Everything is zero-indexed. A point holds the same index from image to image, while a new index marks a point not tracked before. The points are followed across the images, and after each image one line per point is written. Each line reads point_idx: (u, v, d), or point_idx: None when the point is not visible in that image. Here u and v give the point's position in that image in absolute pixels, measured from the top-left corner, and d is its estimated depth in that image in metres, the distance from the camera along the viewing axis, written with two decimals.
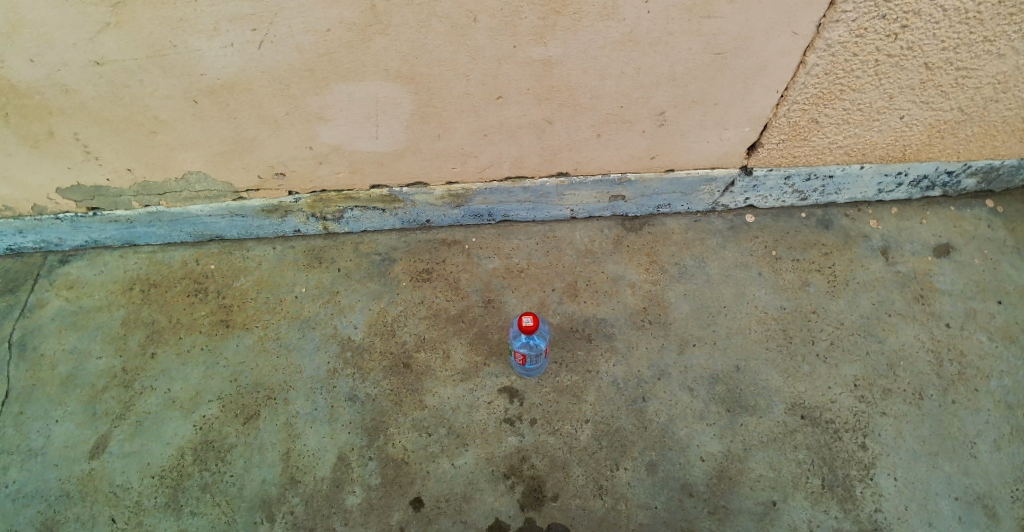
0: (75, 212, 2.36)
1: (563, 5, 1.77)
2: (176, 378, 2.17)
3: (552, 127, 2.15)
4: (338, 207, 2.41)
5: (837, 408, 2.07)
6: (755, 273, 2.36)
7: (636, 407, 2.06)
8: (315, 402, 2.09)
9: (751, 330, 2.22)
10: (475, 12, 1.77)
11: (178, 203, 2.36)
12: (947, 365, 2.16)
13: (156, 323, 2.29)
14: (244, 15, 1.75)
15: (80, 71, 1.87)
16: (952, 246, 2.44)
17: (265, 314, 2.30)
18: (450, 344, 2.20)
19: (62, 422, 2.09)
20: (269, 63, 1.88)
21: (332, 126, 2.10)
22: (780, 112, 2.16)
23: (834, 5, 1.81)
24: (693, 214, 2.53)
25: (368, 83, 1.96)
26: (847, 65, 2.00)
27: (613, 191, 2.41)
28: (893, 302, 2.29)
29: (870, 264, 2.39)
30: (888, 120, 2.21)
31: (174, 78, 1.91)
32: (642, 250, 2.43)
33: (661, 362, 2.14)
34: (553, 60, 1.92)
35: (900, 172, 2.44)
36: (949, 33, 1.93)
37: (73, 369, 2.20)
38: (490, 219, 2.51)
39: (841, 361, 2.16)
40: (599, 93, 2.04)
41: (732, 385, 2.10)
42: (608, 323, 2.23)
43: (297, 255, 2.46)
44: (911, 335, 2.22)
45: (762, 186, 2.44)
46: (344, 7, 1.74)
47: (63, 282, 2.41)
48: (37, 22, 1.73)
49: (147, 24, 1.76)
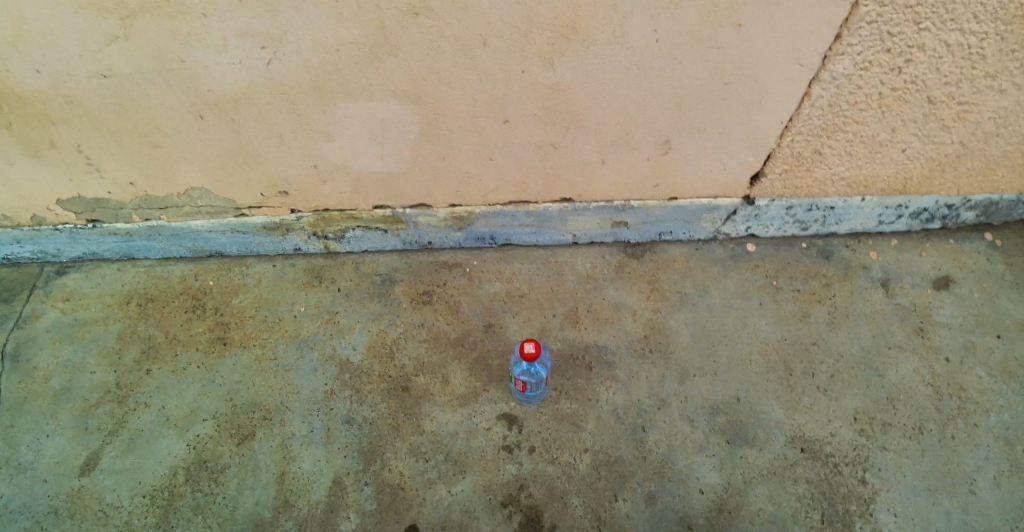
0: (74, 224, 2.35)
1: (572, 30, 1.79)
2: (171, 394, 2.15)
3: (556, 153, 2.16)
4: (340, 226, 2.40)
5: (837, 442, 2.06)
6: (756, 303, 2.35)
7: (636, 437, 2.04)
8: (312, 424, 2.07)
9: (751, 360, 2.21)
10: (485, 36, 1.79)
11: (179, 218, 2.35)
12: (946, 399, 2.15)
13: (152, 339, 2.27)
14: (254, 31, 1.76)
15: (86, 83, 1.87)
16: (952, 279, 2.45)
17: (264, 333, 2.28)
18: (449, 369, 2.18)
19: (53, 436, 2.06)
20: (276, 80, 1.89)
21: (337, 146, 2.10)
22: (784, 143, 2.17)
23: (839, 38, 1.84)
24: (695, 242, 2.54)
25: (375, 103, 1.97)
26: (852, 97, 2.02)
27: (615, 217, 2.42)
28: (893, 335, 2.29)
29: (870, 295, 2.39)
30: (890, 153, 2.23)
31: (181, 93, 1.91)
32: (644, 277, 2.43)
33: (661, 391, 2.13)
34: (560, 86, 1.94)
35: (901, 204, 2.46)
36: (952, 69, 1.95)
37: (66, 382, 2.17)
38: (492, 243, 2.51)
39: (841, 393, 2.16)
40: (604, 120, 2.05)
41: (732, 417, 2.09)
42: (609, 350, 2.22)
43: (297, 274, 2.45)
44: (911, 369, 2.22)
45: (764, 215, 2.45)
46: (354, 27, 1.76)
47: (59, 293, 2.39)
48: (45, 32, 1.74)
49: (156, 38, 1.77)
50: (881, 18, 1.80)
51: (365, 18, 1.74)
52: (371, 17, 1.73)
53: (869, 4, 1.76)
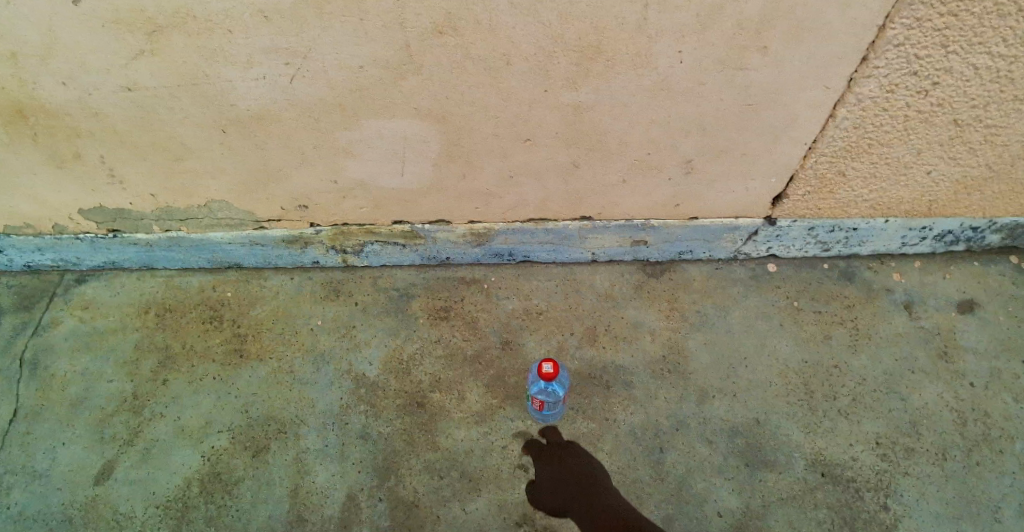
0: (96, 234, 2.37)
1: (597, 52, 1.79)
2: (187, 405, 2.15)
3: (577, 171, 2.15)
4: (359, 241, 2.40)
5: (858, 466, 2.01)
6: (776, 324, 2.32)
7: (653, 458, 2.01)
8: (327, 439, 2.06)
9: (772, 383, 2.18)
10: (509, 56, 1.79)
11: (199, 230, 2.36)
12: (971, 425, 2.10)
13: (169, 349, 2.28)
14: (280, 49, 1.78)
15: (112, 96, 1.90)
16: (976, 302, 2.40)
17: (280, 346, 2.28)
18: (465, 386, 2.17)
19: (69, 445, 2.06)
20: (300, 96, 1.90)
21: (358, 162, 2.11)
22: (807, 165, 2.15)
23: (866, 60, 1.83)
24: (715, 261, 2.51)
25: (397, 121, 1.98)
26: (877, 119, 2.01)
27: (635, 236, 2.40)
28: (917, 358, 2.25)
29: (893, 318, 2.35)
30: (915, 175, 2.20)
31: (205, 108, 1.93)
32: (663, 296, 2.40)
33: (680, 413, 2.10)
34: (583, 106, 1.94)
35: (925, 226, 2.42)
36: (980, 91, 1.93)
37: (83, 390, 2.18)
38: (510, 259, 2.50)
39: (863, 417, 2.12)
40: (626, 140, 2.04)
41: (752, 439, 2.05)
42: (626, 370, 2.20)
43: (314, 287, 2.45)
44: (934, 393, 2.17)
45: (785, 236, 2.42)
46: (378, 45, 1.77)
47: (79, 302, 2.41)
48: (74, 46, 1.76)
49: (183, 54, 1.78)
50: (909, 41, 1.78)
51: (390, 37, 1.75)
52: (396, 36, 1.74)
53: (897, 27, 1.74)
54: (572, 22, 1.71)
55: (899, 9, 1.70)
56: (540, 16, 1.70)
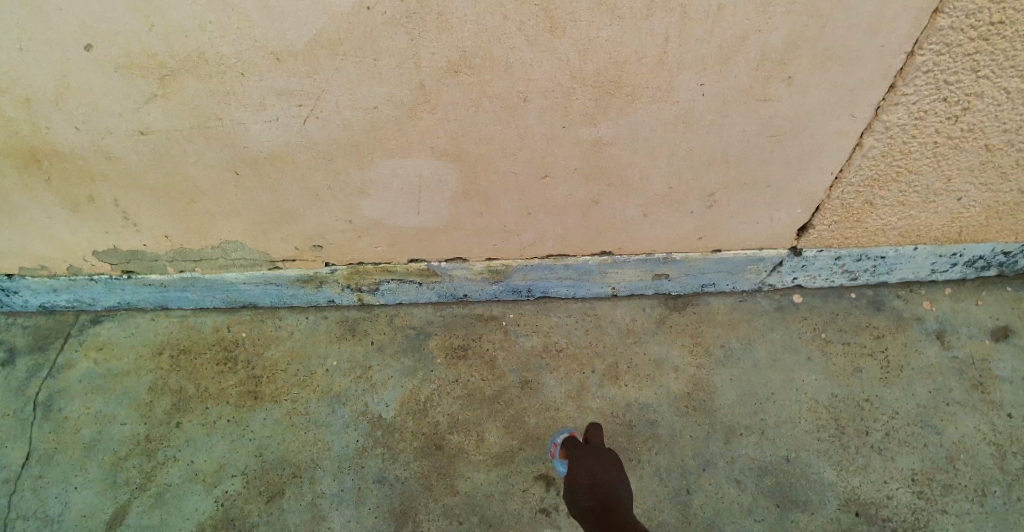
0: (110, 274, 2.35)
1: (617, 86, 1.77)
2: (201, 448, 2.10)
3: (597, 206, 2.12)
4: (374, 279, 2.37)
5: (894, 505, 1.92)
6: (804, 357, 2.25)
7: (680, 500, 1.94)
8: (343, 482, 2.00)
9: (801, 419, 2.10)
10: (527, 92, 1.78)
11: (213, 270, 2.34)
12: (1011, 459, 2.00)
13: (183, 391, 2.24)
14: (294, 91, 1.77)
15: (125, 139, 1.89)
16: (1011, 330, 2.32)
17: (295, 387, 2.23)
18: (485, 427, 2.11)
19: (81, 489, 2.02)
20: (315, 137, 1.89)
21: (375, 201, 2.09)
22: (833, 195, 2.11)
23: (894, 87, 1.80)
24: (738, 293, 2.45)
25: (413, 159, 1.96)
26: (905, 147, 1.96)
27: (656, 269, 2.35)
28: (951, 390, 2.16)
29: (925, 348, 2.27)
30: (945, 202, 2.15)
31: (218, 149, 1.92)
32: (686, 331, 2.34)
33: (706, 452, 2.03)
34: (603, 141, 1.91)
35: (955, 252, 2.35)
36: (1012, 115, 1.89)
37: (97, 433, 2.14)
38: (528, 295, 2.45)
39: (898, 453, 2.03)
40: (647, 173, 2.01)
41: (782, 478, 1.97)
42: (650, 408, 2.13)
43: (330, 326, 2.42)
44: (971, 426, 2.08)
45: (810, 266, 2.36)
46: (393, 85, 1.76)
47: (92, 343, 2.39)
48: (88, 90, 1.76)
49: (197, 97, 1.78)
50: (938, 68, 1.76)
51: (405, 76, 1.74)
52: (411, 75, 1.73)
53: (926, 54, 1.72)
54: (590, 57, 1.70)
55: (928, 36, 1.68)
56: (557, 52, 1.69)
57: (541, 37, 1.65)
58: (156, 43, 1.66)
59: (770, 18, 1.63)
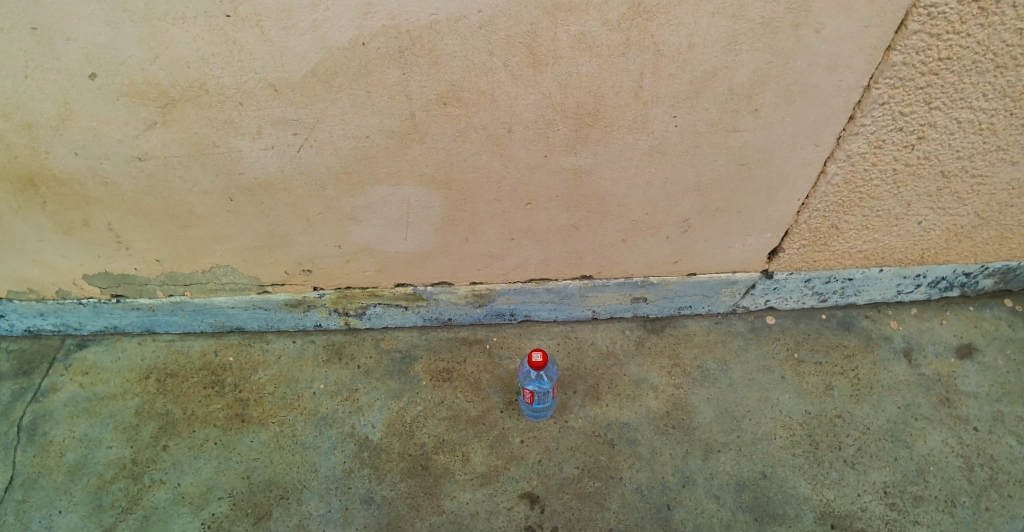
0: (99, 299, 2.38)
1: (596, 118, 1.86)
2: (188, 471, 2.10)
3: (579, 232, 2.20)
4: (361, 303, 2.42)
5: (868, 517, 1.97)
6: (778, 377, 2.33)
7: (662, 516, 1.97)
8: (329, 503, 2.01)
9: (776, 436, 2.17)
10: (511, 124, 1.85)
11: (203, 294, 2.38)
12: (978, 470, 2.07)
13: (170, 415, 2.25)
14: (289, 120, 1.83)
15: (121, 164, 1.93)
16: (974, 347, 2.42)
17: (282, 410, 2.27)
18: (470, 447, 2.15)
19: (65, 513, 2.00)
20: (307, 164, 1.94)
21: (364, 228, 2.15)
22: (801, 219, 2.21)
23: (853, 119, 1.91)
24: (714, 315, 2.55)
25: (402, 187, 2.02)
26: (866, 174, 2.07)
27: (635, 292, 2.43)
28: (919, 406, 2.25)
29: (893, 366, 2.37)
30: (906, 225, 2.26)
31: (214, 175, 1.97)
32: (664, 352, 2.42)
33: (685, 469, 2.08)
34: (583, 169, 1.99)
35: (919, 274, 2.47)
36: (963, 143, 2.01)
37: (81, 457, 2.14)
38: (512, 318, 2.53)
39: (869, 467, 2.09)
40: (626, 202, 2.10)
41: (760, 493, 2.02)
42: (631, 427, 2.19)
43: (317, 349, 2.46)
44: (940, 441, 2.15)
45: (782, 288, 2.46)
46: (384, 116, 1.83)
47: (78, 368, 2.40)
48: (85, 117, 1.81)
49: (193, 126, 1.83)
50: (893, 100, 1.87)
51: (397, 108, 1.81)
52: (403, 106, 1.81)
53: (880, 87, 1.83)
54: (570, 90, 1.78)
55: (882, 71, 1.79)
56: (540, 86, 1.77)
57: (525, 72, 1.74)
58: (158, 73, 1.71)
59: (737, 56, 1.73)
